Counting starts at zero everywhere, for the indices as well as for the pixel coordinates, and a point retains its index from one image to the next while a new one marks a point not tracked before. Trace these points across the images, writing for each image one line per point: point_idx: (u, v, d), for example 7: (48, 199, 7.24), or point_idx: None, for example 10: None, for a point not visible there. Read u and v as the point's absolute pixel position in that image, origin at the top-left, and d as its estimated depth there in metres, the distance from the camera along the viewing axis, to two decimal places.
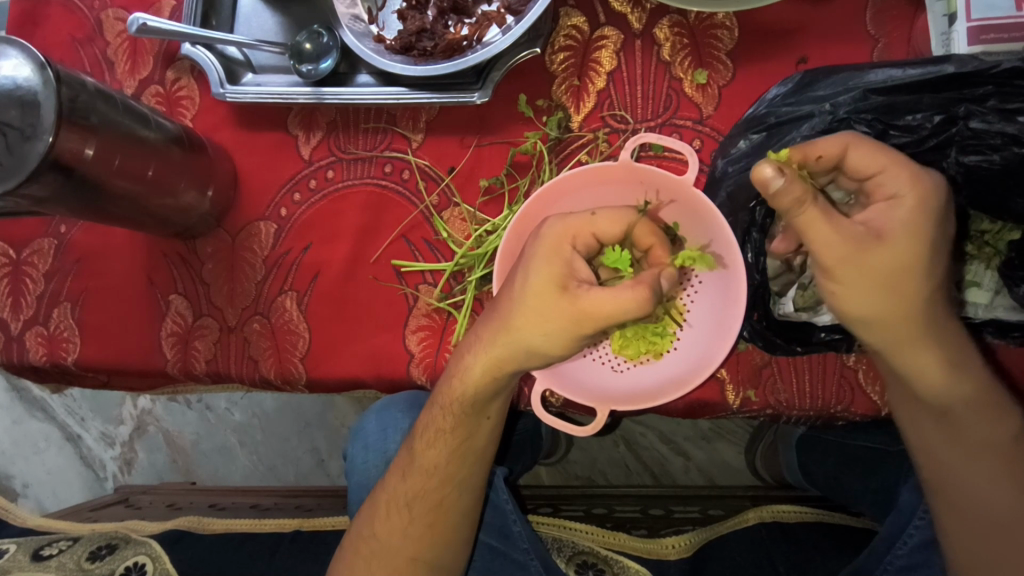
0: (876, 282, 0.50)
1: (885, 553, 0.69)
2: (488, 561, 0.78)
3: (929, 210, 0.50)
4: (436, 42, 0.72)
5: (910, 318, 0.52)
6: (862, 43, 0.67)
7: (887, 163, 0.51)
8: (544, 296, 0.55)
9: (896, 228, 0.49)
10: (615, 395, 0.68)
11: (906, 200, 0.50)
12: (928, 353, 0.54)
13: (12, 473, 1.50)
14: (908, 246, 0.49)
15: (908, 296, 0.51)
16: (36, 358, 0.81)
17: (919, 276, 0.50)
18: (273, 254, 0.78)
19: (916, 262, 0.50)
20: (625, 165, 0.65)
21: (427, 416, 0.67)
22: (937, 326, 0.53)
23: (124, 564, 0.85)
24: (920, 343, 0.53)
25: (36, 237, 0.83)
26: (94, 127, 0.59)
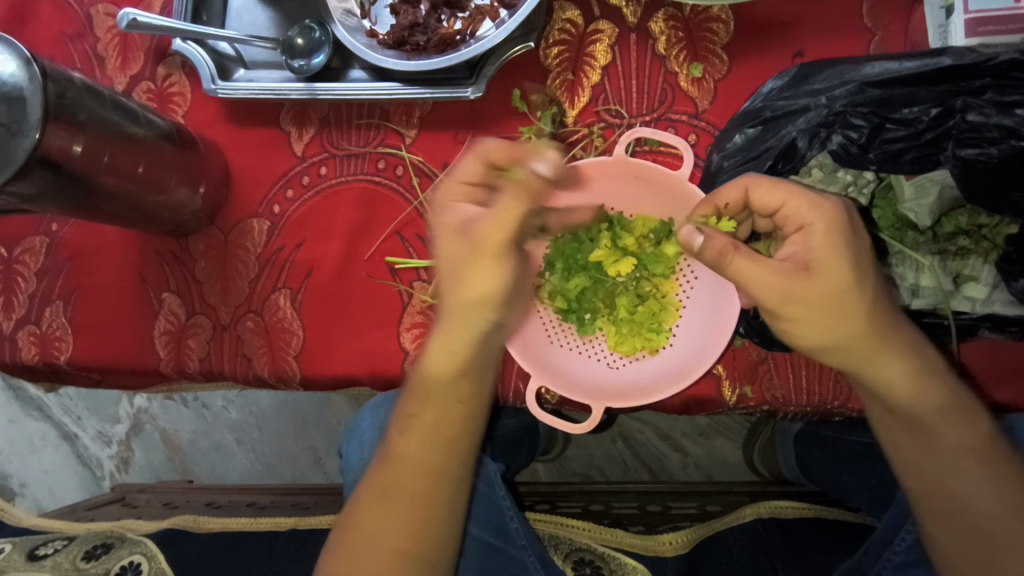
0: (821, 308, 0.50)
1: (883, 548, 0.69)
2: (483, 561, 0.77)
3: (840, 239, 0.51)
4: (429, 36, 0.72)
5: (869, 344, 0.52)
6: (859, 36, 0.66)
7: (787, 197, 0.53)
8: (450, 246, 0.57)
9: (819, 257, 0.51)
10: (615, 390, 0.66)
11: (819, 227, 0.51)
12: (893, 371, 0.53)
13: (9, 473, 1.50)
14: (837, 275, 0.50)
15: (847, 320, 0.50)
16: (28, 357, 0.80)
17: (859, 302, 0.51)
18: (267, 250, 0.77)
19: (843, 282, 0.50)
20: (619, 159, 0.65)
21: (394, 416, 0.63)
22: (902, 347, 0.53)
23: (120, 563, 0.85)
24: (884, 353, 0.52)
25: (28, 235, 0.83)
26: (81, 124, 0.58)
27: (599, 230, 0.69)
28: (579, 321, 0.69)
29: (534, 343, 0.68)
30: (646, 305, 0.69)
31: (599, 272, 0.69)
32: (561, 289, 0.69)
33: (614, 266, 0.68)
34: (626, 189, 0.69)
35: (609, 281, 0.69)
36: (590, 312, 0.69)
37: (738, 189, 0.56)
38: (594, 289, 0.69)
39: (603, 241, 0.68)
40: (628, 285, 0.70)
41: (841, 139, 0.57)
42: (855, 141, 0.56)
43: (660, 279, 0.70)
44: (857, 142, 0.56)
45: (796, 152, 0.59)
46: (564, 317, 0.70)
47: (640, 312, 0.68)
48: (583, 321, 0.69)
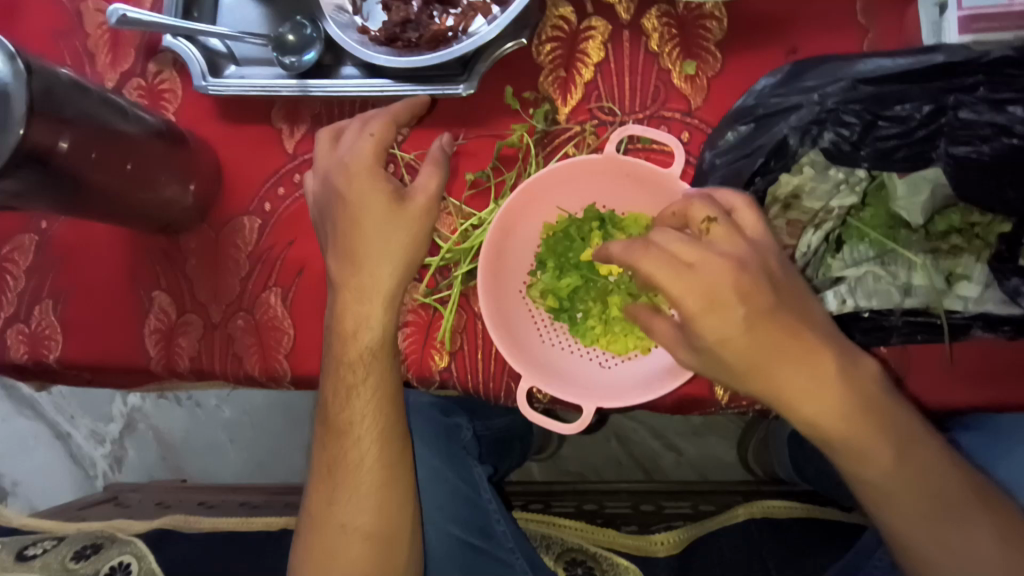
0: (719, 363, 0.53)
1: (877, 549, 0.69)
2: (466, 561, 0.76)
3: (737, 298, 0.50)
4: (421, 32, 0.71)
5: (779, 380, 0.53)
6: (853, 33, 0.66)
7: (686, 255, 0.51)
8: (374, 207, 0.65)
9: (712, 316, 0.51)
10: (602, 386, 0.66)
11: (714, 289, 0.51)
12: (810, 409, 0.53)
13: (2, 472, 1.49)
14: (730, 325, 0.51)
15: (737, 371, 0.53)
16: (16, 356, 0.79)
17: (751, 346, 0.51)
18: (258, 248, 0.77)
19: (730, 338, 0.51)
20: (607, 158, 0.64)
21: (334, 398, 0.69)
22: (819, 376, 0.52)
23: (109, 564, 0.85)
24: (793, 392, 0.53)
25: (17, 233, 0.82)
26: (68, 120, 0.58)
27: (590, 228, 0.70)
28: (571, 319, 0.70)
29: (525, 343, 0.67)
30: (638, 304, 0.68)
31: (590, 270, 0.70)
32: (553, 287, 0.69)
33: (605, 264, 0.69)
34: (618, 186, 0.69)
35: (600, 280, 0.70)
36: (582, 311, 0.70)
37: (680, 208, 0.57)
38: (586, 288, 0.70)
39: (595, 239, 0.69)
40: (620, 283, 0.69)
41: (832, 136, 0.57)
42: (847, 138, 0.56)
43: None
44: (849, 139, 0.56)
45: (787, 150, 0.59)
46: (556, 316, 0.70)
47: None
48: (575, 320, 0.70)
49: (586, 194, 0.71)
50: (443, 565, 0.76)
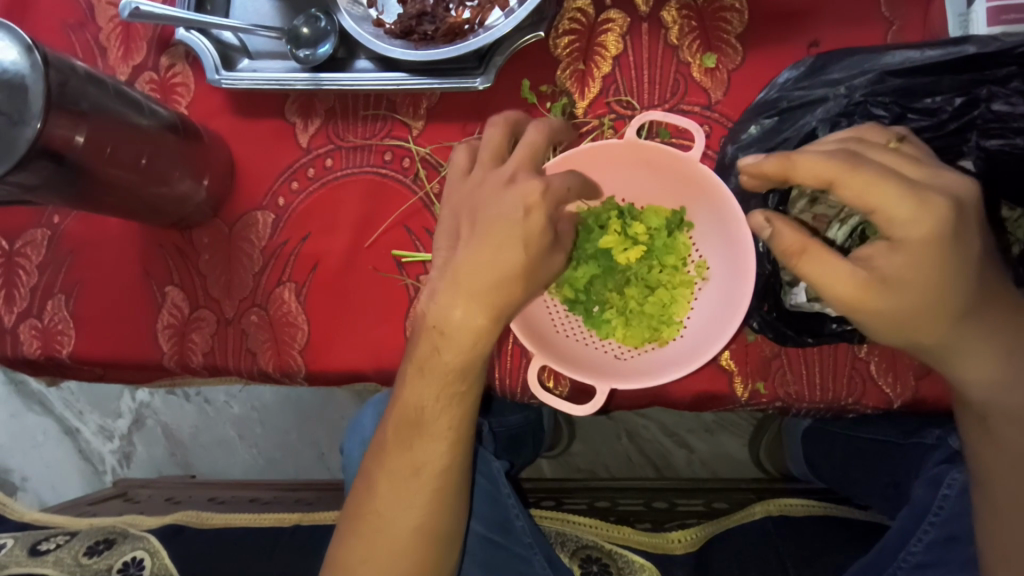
0: (904, 316, 0.48)
1: (899, 549, 0.68)
2: (486, 557, 0.75)
3: (951, 245, 0.46)
4: (437, 25, 0.70)
5: (955, 329, 0.49)
6: (875, 25, 0.65)
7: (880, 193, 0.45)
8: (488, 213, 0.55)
9: (905, 256, 0.46)
10: (616, 372, 0.64)
11: (911, 235, 0.46)
12: (975, 365, 0.51)
13: (11, 467, 1.49)
14: (926, 269, 0.46)
15: (937, 325, 0.49)
16: (30, 352, 0.79)
17: (958, 284, 0.47)
18: (271, 244, 0.76)
19: (932, 285, 0.47)
20: (629, 144, 0.64)
21: (405, 394, 0.61)
22: (988, 325, 0.50)
23: (122, 559, 0.85)
24: (964, 345, 0.50)
25: (30, 228, 0.82)
26: (84, 113, 0.57)
27: (608, 218, 0.69)
28: (587, 312, 0.69)
29: (543, 331, 0.66)
30: (656, 296, 0.69)
31: (608, 261, 0.68)
32: (570, 278, 0.67)
33: (623, 254, 0.68)
34: (636, 176, 0.69)
35: (618, 271, 0.69)
36: (598, 304, 0.69)
37: (819, 169, 0.47)
38: (603, 280, 0.68)
39: (612, 228, 0.68)
40: (639, 276, 0.69)
41: None
42: None
43: (672, 269, 0.69)
44: None
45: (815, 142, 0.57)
46: (572, 308, 0.69)
47: (650, 302, 0.68)
48: (591, 313, 0.69)
49: (605, 184, 0.70)
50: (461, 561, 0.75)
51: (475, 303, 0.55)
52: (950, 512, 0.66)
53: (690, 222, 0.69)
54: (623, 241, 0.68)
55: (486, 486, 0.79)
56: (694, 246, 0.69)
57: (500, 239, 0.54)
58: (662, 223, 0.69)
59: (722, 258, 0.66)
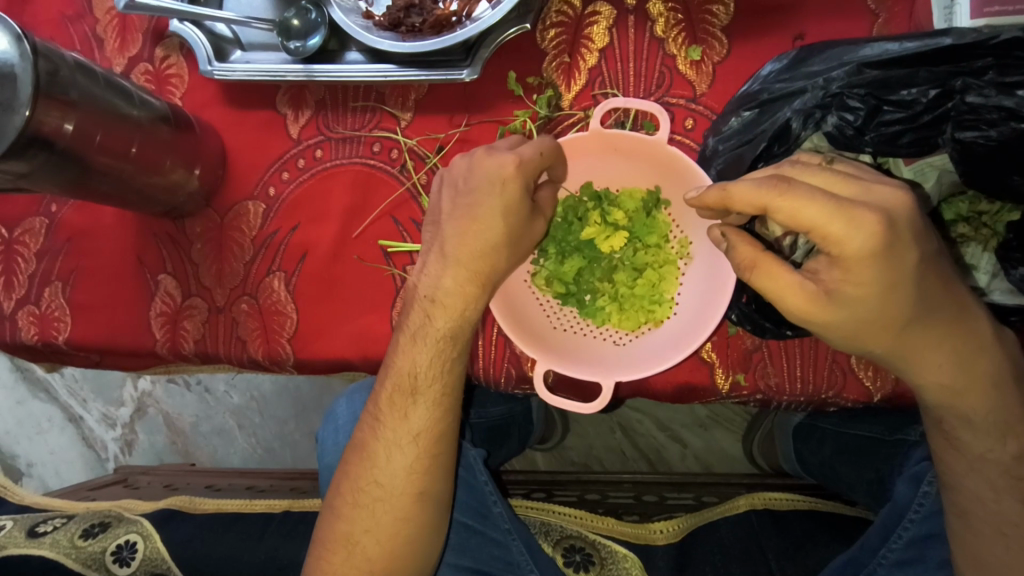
0: (849, 327, 0.51)
1: (880, 545, 0.67)
2: (464, 540, 0.77)
3: (889, 260, 0.47)
4: (425, 17, 0.71)
5: (905, 334, 0.51)
6: (862, 18, 0.65)
7: (815, 218, 0.46)
8: (475, 193, 0.61)
9: (847, 273, 0.48)
10: (618, 364, 0.66)
11: (851, 256, 0.47)
12: (928, 365, 0.53)
13: (16, 453, 1.52)
14: (870, 283, 0.48)
15: (880, 334, 0.51)
16: (27, 337, 0.81)
17: (903, 294, 0.49)
18: (262, 233, 0.77)
19: (876, 297, 0.49)
20: (596, 133, 0.64)
21: (398, 361, 0.65)
22: (939, 326, 0.52)
23: (116, 542, 0.87)
24: (915, 348, 0.52)
25: (28, 216, 0.83)
26: (74, 102, 0.58)
27: (588, 208, 0.70)
28: (580, 302, 0.70)
29: (536, 327, 0.68)
30: (644, 277, 0.69)
31: (592, 250, 0.70)
32: (557, 273, 0.69)
33: (606, 242, 0.69)
34: (613, 164, 0.69)
35: (604, 258, 0.70)
36: (590, 293, 0.70)
37: (752, 197, 0.48)
38: (591, 268, 0.70)
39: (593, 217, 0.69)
40: (624, 262, 0.70)
41: (836, 120, 0.55)
42: (851, 123, 0.55)
43: (655, 248, 0.69)
44: (853, 124, 0.55)
45: (790, 134, 0.58)
46: (564, 301, 0.70)
47: (639, 285, 0.69)
48: (584, 303, 0.70)
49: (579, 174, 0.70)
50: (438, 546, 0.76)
51: (464, 271, 0.62)
52: (928, 510, 0.66)
53: (667, 200, 0.70)
54: (605, 229, 0.69)
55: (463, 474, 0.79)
56: (674, 223, 0.70)
57: (481, 216, 0.61)
58: (639, 205, 0.69)
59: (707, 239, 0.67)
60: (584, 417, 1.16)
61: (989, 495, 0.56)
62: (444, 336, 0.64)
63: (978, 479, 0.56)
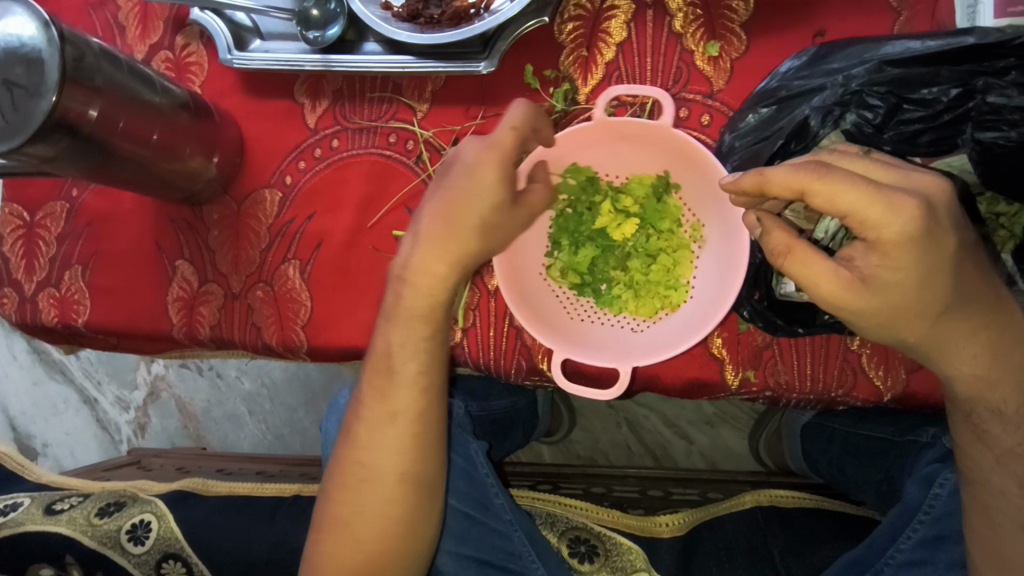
0: (887, 318, 0.51)
1: (888, 545, 0.67)
2: (464, 530, 0.77)
3: (928, 248, 0.47)
4: (443, 9, 0.71)
5: (937, 323, 0.52)
6: (883, 15, 0.64)
7: (856, 204, 0.47)
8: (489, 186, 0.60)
9: (885, 260, 0.48)
10: (630, 349, 0.66)
11: (891, 242, 0.47)
12: (961, 356, 0.54)
13: (32, 433, 1.55)
14: (908, 269, 0.48)
15: (915, 324, 0.51)
16: (48, 319, 0.82)
17: (938, 282, 0.49)
18: (278, 222, 0.78)
19: (913, 284, 0.49)
20: (601, 123, 0.64)
21: (399, 345, 0.66)
22: (971, 315, 0.52)
23: (131, 521, 0.89)
24: (947, 337, 0.53)
25: (50, 200, 0.85)
26: (98, 89, 0.59)
27: (597, 199, 0.71)
28: (596, 292, 0.70)
29: (553, 318, 0.68)
30: (658, 262, 0.70)
31: (605, 239, 0.71)
32: (572, 264, 0.70)
33: (618, 230, 0.70)
34: (620, 151, 0.69)
35: (616, 247, 0.71)
36: (605, 283, 0.71)
37: (788, 181, 0.49)
38: (604, 258, 0.71)
39: (603, 208, 0.70)
40: (638, 248, 0.71)
41: (855, 118, 0.56)
42: (870, 121, 0.55)
43: (668, 233, 0.70)
44: (871, 122, 0.55)
45: (808, 131, 0.58)
46: (580, 292, 0.71)
47: (654, 271, 0.70)
48: (600, 293, 0.70)
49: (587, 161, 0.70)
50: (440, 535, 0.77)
51: None
52: (938, 511, 0.66)
53: (677, 184, 0.69)
54: (616, 218, 0.70)
55: (465, 466, 0.79)
56: (686, 207, 0.70)
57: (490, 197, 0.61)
58: (648, 190, 0.70)
59: (718, 218, 0.66)
60: (591, 412, 1.16)
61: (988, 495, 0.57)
62: (432, 316, 0.65)
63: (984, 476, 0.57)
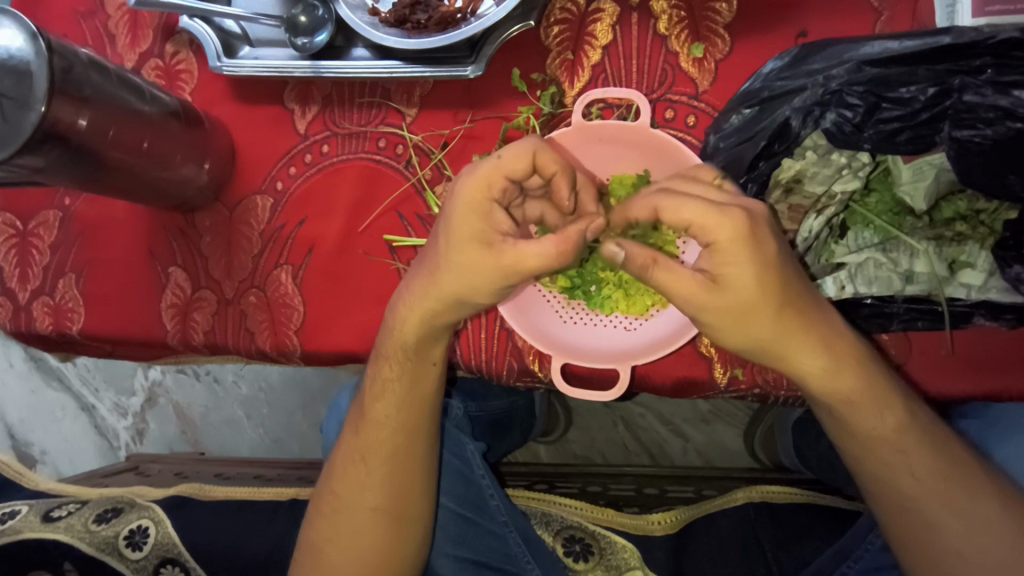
0: (729, 317, 0.50)
1: (868, 532, 0.69)
2: (461, 531, 0.78)
3: (758, 255, 0.48)
4: (430, 14, 0.72)
5: (782, 332, 0.51)
6: (865, 15, 0.65)
7: (690, 214, 0.48)
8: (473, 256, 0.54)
9: (726, 268, 0.48)
10: (629, 349, 0.67)
11: (722, 246, 0.47)
12: (807, 354, 0.53)
13: (30, 440, 1.55)
14: (749, 278, 0.48)
15: (764, 330, 0.51)
16: (42, 328, 0.83)
17: (776, 289, 0.49)
18: (269, 227, 0.78)
19: (759, 290, 0.48)
20: (579, 128, 0.66)
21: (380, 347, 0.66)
22: (809, 321, 0.52)
23: (129, 527, 0.90)
24: (794, 343, 0.52)
25: (42, 209, 0.85)
26: (87, 98, 0.60)
27: None
28: (586, 294, 0.70)
29: (548, 326, 0.69)
30: None
31: (592, 242, 0.70)
32: (560, 268, 0.69)
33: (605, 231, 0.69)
34: (603, 152, 0.70)
35: (604, 248, 0.69)
36: (595, 284, 0.70)
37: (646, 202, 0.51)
38: (592, 260, 0.70)
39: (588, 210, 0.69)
40: None
41: (835, 117, 0.57)
42: (850, 119, 0.56)
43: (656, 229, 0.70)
44: (851, 121, 0.56)
45: (790, 132, 0.59)
46: (571, 295, 0.71)
47: None
48: (590, 294, 0.70)
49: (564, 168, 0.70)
50: (438, 537, 0.78)
51: None
52: None
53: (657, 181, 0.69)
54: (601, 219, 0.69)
55: (462, 468, 0.80)
56: None
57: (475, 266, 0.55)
58: (630, 190, 0.69)
59: None
60: (587, 411, 1.17)
61: (901, 478, 0.58)
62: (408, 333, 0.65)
63: (949, 469, 0.57)
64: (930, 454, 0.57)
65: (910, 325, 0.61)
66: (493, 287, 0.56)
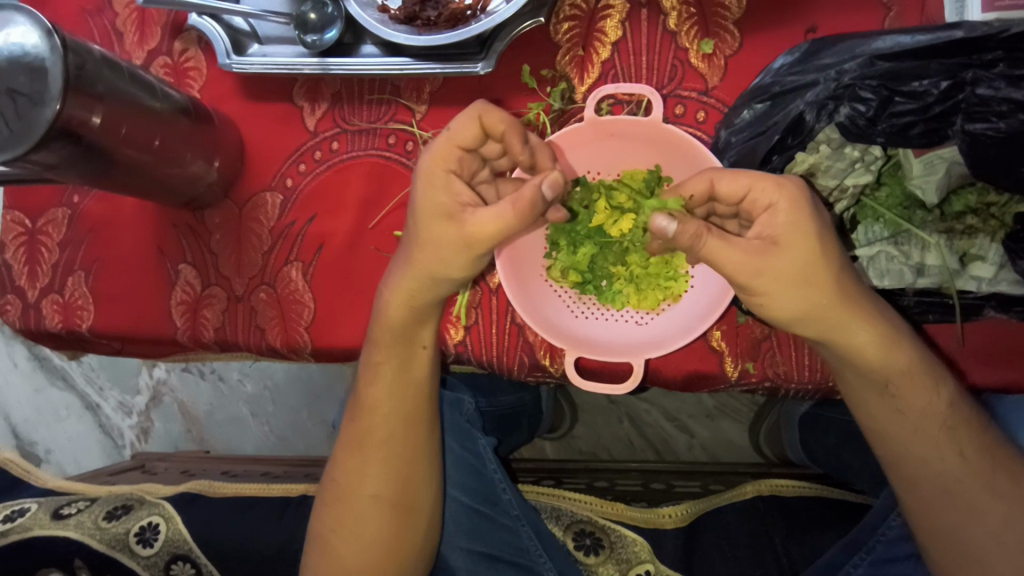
0: (788, 283, 0.51)
1: (878, 523, 0.69)
2: (474, 526, 0.78)
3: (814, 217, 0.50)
4: (440, 11, 0.72)
5: (837, 304, 0.52)
6: (874, 11, 0.65)
7: (750, 181, 0.51)
8: (437, 230, 0.57)
9: (785, 232, 0.50)
10: (641, 343, 0.67)
11: (781, 206, 0.50)
12: (857, 330, 0.53)
13: (35, 439, 1.55)
14: (807, 241, 0.50)
15: (823, 297, 0.52)
16: (52, 325, 0.83)
17: (833, 255, 0.51)
18: (279, 224, 0.79)
19: (818, 253, 0.50)
20: (590, 123, 0.65)
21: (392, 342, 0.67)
22: (859, 298, 0.54)
23: (139, 524, 0.90)
24: (849, 317, 0.53)
25: (51, 207, 0.85)
26: (100, 96, 0.60)
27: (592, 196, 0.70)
28: (597, 289, 0.71)
29: (559, 320, 0.69)
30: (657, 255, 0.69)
31: (603, 237, 0.70)
32: (572, 264, 0.70)
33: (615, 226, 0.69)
34: (615, 146, 0.70)
35: (615, 243, 0.70)
36: (606, 279, 0.71)
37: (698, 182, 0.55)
38: (603, 254, 0.70)
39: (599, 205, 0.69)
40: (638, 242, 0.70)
41: (848, 111, 0.57)
42: (863, 113, 0.56)
43: None
44: (864, 114, 0.57)
45: (803, 125, 0.59)
46: (582, 290, 0.71)
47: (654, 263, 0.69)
48: (601, 289, 0.71)
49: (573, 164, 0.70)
50: (450, 531, 0.79)
51: None
52: None
53: (668, 177, 0.69)
54: (612, 214, 0.69)
55: (474, 462, 0.81)
56: None
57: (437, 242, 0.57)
58: (641, 185, 0.69)
59: None
60: (592, 407, 1.17)
61: (931, 466, 0.59)
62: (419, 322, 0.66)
63: (957, 459, 0.58)
64: (965, 441, 0.58)
65: (919, 319, 0.63)
66: (466, 261, 0.58)
